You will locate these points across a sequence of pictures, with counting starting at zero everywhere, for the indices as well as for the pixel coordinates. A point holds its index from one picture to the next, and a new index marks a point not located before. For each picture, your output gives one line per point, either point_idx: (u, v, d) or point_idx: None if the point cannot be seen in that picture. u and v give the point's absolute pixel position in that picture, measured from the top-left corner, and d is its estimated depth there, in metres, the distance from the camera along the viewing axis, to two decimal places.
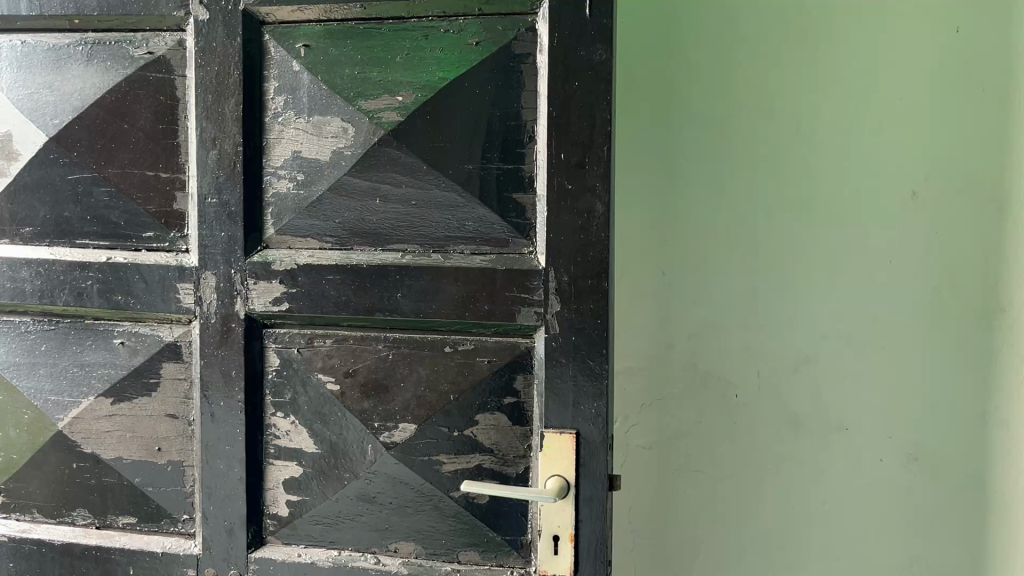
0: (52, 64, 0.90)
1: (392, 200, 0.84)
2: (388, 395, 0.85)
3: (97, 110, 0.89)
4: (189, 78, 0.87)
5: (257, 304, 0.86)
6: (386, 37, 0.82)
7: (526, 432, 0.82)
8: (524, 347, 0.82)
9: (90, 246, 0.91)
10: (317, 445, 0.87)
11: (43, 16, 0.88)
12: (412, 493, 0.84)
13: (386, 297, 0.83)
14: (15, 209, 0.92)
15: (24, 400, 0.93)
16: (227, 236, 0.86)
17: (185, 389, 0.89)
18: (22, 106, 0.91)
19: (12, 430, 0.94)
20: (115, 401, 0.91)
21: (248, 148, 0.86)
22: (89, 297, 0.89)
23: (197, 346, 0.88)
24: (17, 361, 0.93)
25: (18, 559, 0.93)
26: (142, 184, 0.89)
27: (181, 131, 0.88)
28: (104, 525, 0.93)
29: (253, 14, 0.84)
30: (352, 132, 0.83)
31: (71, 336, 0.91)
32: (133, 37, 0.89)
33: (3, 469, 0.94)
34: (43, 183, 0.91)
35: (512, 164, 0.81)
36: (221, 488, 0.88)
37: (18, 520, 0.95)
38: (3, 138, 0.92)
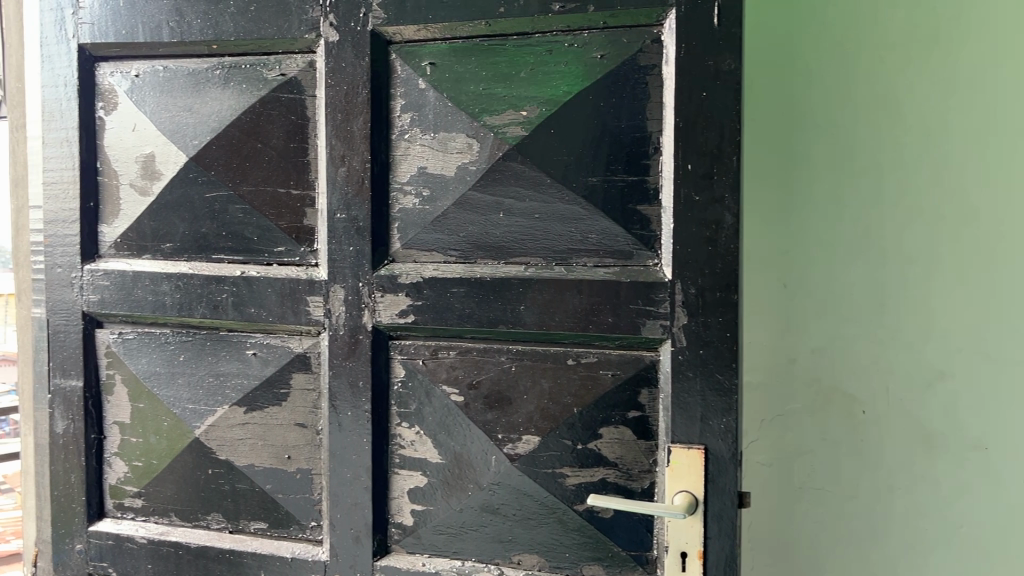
0: (191, 88, 0.95)
1: (515, 214, 0.84)
2: (511, 407, 0.85)
3: (232, 131, 0.93)
4: (319, 98, 0.90)
5: (384, 316, 0.88)
6: (509, 54, 0.83)
7: (651, 446, 0.81)
8: (649, 360, 0.81)
9: (225, 261, 0.95)
10: (441, 456, 0.88)
11: (184, 42, 0.93)
12: (535, 506, 0.84)
13: (509, 309, 0.83)
14: (157, 226, 0.97)
15: (164, 408, 0.98)
16: (354, 250, 0.89)
17: (314, 399, 0.92)
18: (164, 127, 0.96)
19: (152, 436, 0.99)
20: (247, 410, 0.95)
21: (376, 165, 0.88)
22: (223, 310, 0.93)
23: (325, 356, 0.91)
24: (157, 371, 0.98)
25: (156, 560, 0.97)
26: (275, 201, 0.93)
27: (312, 149, 0.91)
28: (237, 529, 0.96)
29: (381, 34, 0.87)
30: (477, 148, 0.85)
31: (207, 347, 0.95)
32: (267, 60, 0.92)
33: (144, 473, 1.00)
34: (182, 201, 0.96)
35: (637, 176, 0.81)
36: (347, 496, 0.90)
37: (157, 523, 0.99)
38: (147, 158, 0.97)
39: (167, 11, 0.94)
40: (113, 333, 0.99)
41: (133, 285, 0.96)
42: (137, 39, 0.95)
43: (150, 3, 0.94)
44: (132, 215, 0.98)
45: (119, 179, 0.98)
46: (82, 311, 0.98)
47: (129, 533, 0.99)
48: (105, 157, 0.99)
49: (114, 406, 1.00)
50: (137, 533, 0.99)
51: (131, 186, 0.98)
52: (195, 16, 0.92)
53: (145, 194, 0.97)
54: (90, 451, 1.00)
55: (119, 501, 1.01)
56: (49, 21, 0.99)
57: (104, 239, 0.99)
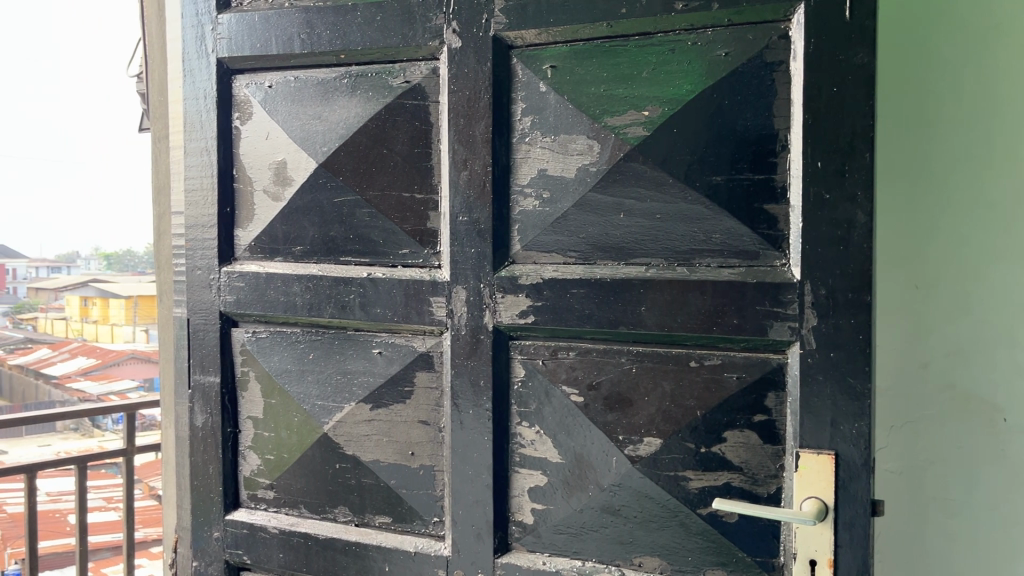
0: (320, 97, 0.99)
1: (637, 215, 0.84)
2: (632, 409, 0.85)
3: (358, 137, 0.97)
4: (442, 103, 0.92)
5: (504, 317, 0.89)
6: (631, 54, 0.83)
7: (778, 451, 0.79)
8: (776, 363, 0.79)
9: (352, 263, 0.98)
10: (561, 456, 0.88)
11: (314, 53, 0.98)
12: (657, 508, 0.84)
13: (630, 310, 0.83)
14: (288, 230, 1.02)
15: (294, 404, 1.02)
16: (476, 252, 0.90)
17: (436, 397, 0.94)
18: (295, 135, 1.00)
19: (283, 431, 1.03)
20: (372, 407, 0.98)
21: (497, 168, 0.89)
22: (350, 310, 0.97)
23: (447, 356, 0.93)
24: (288, 368, 1.02)
25: (288, 550, 1.03)
26: (399, 205, 0.96)
27: (434, 154, 0.93)
28: (362, 523, 0.99)
29: (503, 39, 0.88)
30: (597, 149, 0.85)
31: (335, 346, 0.99)
32: (392, 68, 0.95)
33: (275, 467, 1.05)
34: (311, 206, 1.00)
35: (764, 175, 0.79)
36: (469, 493, 0.92)
37: (288, 514, 1.04)
38: (279, 165, 1.02)
39: (299, 23, 0.98)
40: (247, 332, 1.05)
41: (267, 286, 1.01)
42: (271, 52, 1.00)
43: (282, 17, 1.00)
44: (265, 220, 1.03)
45: (253, 186, 1.04)
46: (219, 311, 1.05)
47: (262, 523, 1.05)
48: (241, 165, 1.04)
49: (248, 401, 1.06)
50: (269, 522, 1.04)
51: (264, 193, 1.03)
52: (324, 27, 0.97)
53: (277, 199, 1.02)
54: (226, 445, 1.07)
55: (252, 492, 1.07)
56: (192, 38, 1.06)
57: (240, 242, 1.05)
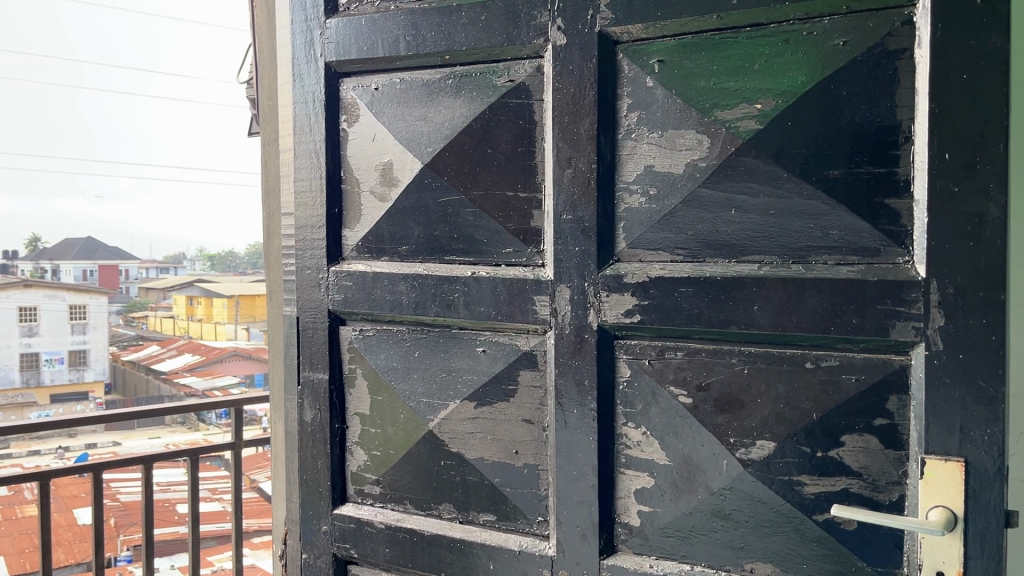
0: (425, 98, 1.00)
1: (748, 211, 0.82)
2: (743, 411, 0.82)
3: (463, 137, 0.97)
4: (546, 101, 0.92)
5: (610, 315, 0.88)
6: (741, 46, 0.81)
7: (901, 456, 0.75)
8: (899, 365, 0.75)
9: (456, 262, 0.99)
10: (668, 458, 0.87)
11: (420, 54, 0.99)
12: (769, 513, 0.81)
13: (741, 309, 0.81)
14: (394, 230, 1.04)
15: (400, 401, 1.04)
16: (581, 250, 0.90)
17: (540, 396, 0.94)
18: (400, 136, 1.02)
19: (389, 428, 1.05)
20: (477, 405, 0.98)
21: (602, 166, 0.88)
22: (455, 309, 0.98)
23: (551, 355, 0.92)
24: (394, 365, 1.04)
25: (394, 545, 1.04)
26: (503, 204, 0.96)
27: (538, 152, 0.93)
28: (467, 520, 1.00)
29: (608, 35, 0.87)
30: (707, 144, 0.83)
31: (439, 344, 1.00)
32: (496, 67, 0.96)
33: (381, 462, 1.06)
34: (416, 206, 1.01)
35: (885, 168, 0.75)
36: (573, 493, 0.91)
37: (394, 509, 1.06)
38: (384, 166, 1.03)
39: (405, 26, 1.00)
40: (355, 330, 1.07)
41: (373, 285, 1.03)
42: (378, 55, 1.02)
43: (389, 20, 1.02)
44: (372, 220, 1.05)
45: (360, 187, 1.06)
46: (328, 310, 1.08)
47: (368, 518, 1.07)
48: (348, 167, 1.07)
49: (354, 398, 1.08)
50: (375, 517, 1.06)
51: (370, 193, 1.05)
52: (430, 29, 0.98)
53: (383, 200, 1.04)
54: (334, 440, 1.09)
55: (359, 488, 1.09)
56: (302, 45, 1.10)
57: (347, 243, 1.07)
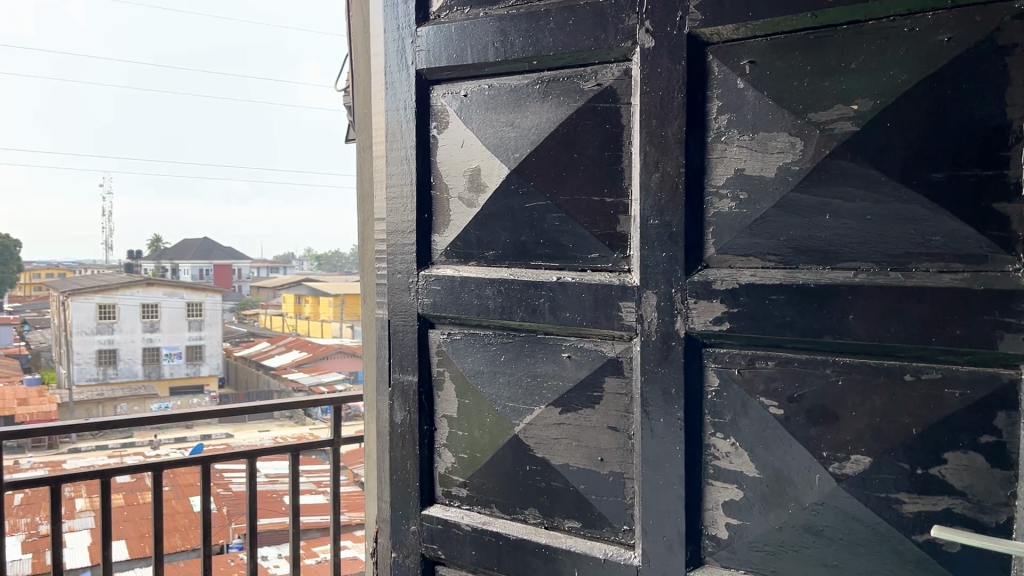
0: (512, 103, 1.00)
1: (844, 216, 0.78)
2: (837, 424, 0.79)
3: (549, 142, 0.97)
4: (634, 104, 0.91)
5: (698, 323, 0.86)
6: (837, 45, 0.77)
7: (1009, 477, 0.70)
8: (1008, 379, 0.70)
9: (542, 267, 0.99)
10: (758, 470, 0.84)
11: (508, 60, 1.00)
12: (864, 531, 0.78)
13: (836, 319, 0.78)
14: (482, 235, 1.04)
15: (486, 405, 1.04)
16: (668, 256, 0.88)
17: (626, 404, 0.93)
18: (488, 142, 1.03)
19: (476, 431, 1.06)
20: (562, 410, 0.98)
21: (691, 170, 0.86)
22: (540, 313, 0.98)
23: (637, 362, 0.91)
24: (481, 369, 1.05)
25: (480, 548, 1.06)
26: (590, 209, 0.95)
27: (625, 156, 0.92)
28: (552, 526, 1.00)
29: (697, 37, 0.85)
30: (800, 147, 0.80)
31: (525, 349, 1.00)
32: (583, 71, 0.95)
33: (468, 465, 1.08)
34: (504, 211, 1.02)
35: (994, 170, 0.70)
36: (659, 503, 0.90)
37: (480, 512, 1.07)
38: (473, 171, 1.05)
39: (493, 32, 1.01)
40: (443, 333, 1.09)
41: (461, 290, 1.05)
42: (467, 61, 1.04)
43: (478, 27, 1.03)
44: (459, 225, 1.07)
45: (449, 193, 1.07)
46: (417, 313, 1.10)
47: (455, 520, 1.08)
48: (438, 173, 1.09)
49: (443, 400, 1.10)
50: (462, 520, 1.08)
51: (459, 199, 1.06)
52: (518, 35, 0.99)
53: (472, 205, 1.05)
54: (423, 442, 1.11)
55: (447, 490, 1.10)
56: (394, 52, 1.13)
57: (437, 248, 1.09)
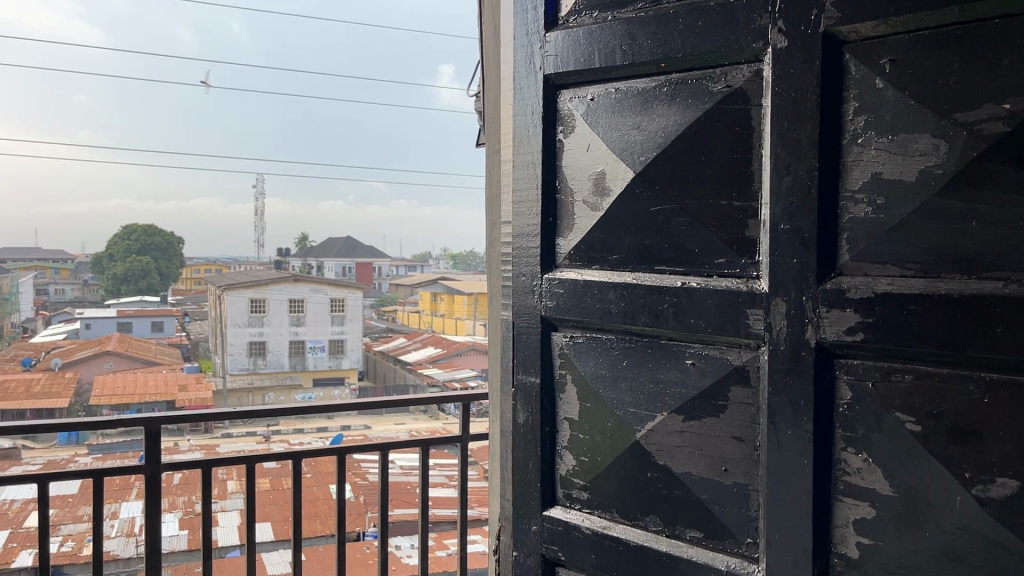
0: (640, 106, 1.00)
1: (992, 222, 0.72)
2: (981, 444, 0.73)
3: (676, 145, 0.96)
4: (765, 106, 0.88)
5: (829, 332, 0.83)
6: (988, 40, 0.72)
7: None
8: None
9: (666, 272, 0.98)
10: (893, 488, 0.79)
11: (636, 63, 1.00)
12: (1010, 561, 0.71)
13: (982, 331, 0.72)
14: (606, 239, 1.05)
15: (608, 409, 1.04)
16: (799, 262, 0.85)
17: (752, 414, 0.90)
18: (614, 146, 1.03)
19: (597, 435, 1.06)
20: (685, 418, 0.96)
21: (824, 174, 0.83)
22: (664, 319, 0.97)
23: (764, 372, 0.88)
24: (604, 373, 1.05)
25: (600, 552, 1.06)
26: (716, 213, 0.93)
27: (754, 160, 0.89)
28: (673, 535, 0.99)
29: (835, 35, 0.82)
30: (944, 149, 0.74)
31: (648, 354, 1.00)
32: (713, 73, 0.93)
33: (589, 469, 1.08)
34: (628, 216, 1.01)
35: None
36: (786, 517, 0.86)
37: (601, 516, 1.07)
38: (598, 175, 1.05)
39: (621, 36, 1.01)
40: (565, 336, 1.10)
41: (584, 293, 1.06)
42: (595, 66, 1.05)
43: (606, 31, 1.03)
44: (584, 229, 1.07)
45: (574, 197, 1.08)
46: (540, 315, 1.13)
47: (576, 522, 1.09)
48: (564, 176, 1.10)
49: (564, 403, 1.11)
50: (583, 522, 1.08)
51: (584, 203, 1.07)
52: (646, 38, 0.98)
53: (596, 209, 1.05)
54: (545, 443, 1.13)
55: (568, 492, 1.11)
56: (523, 58, 1.16)
57: (560, 250, 1.11)
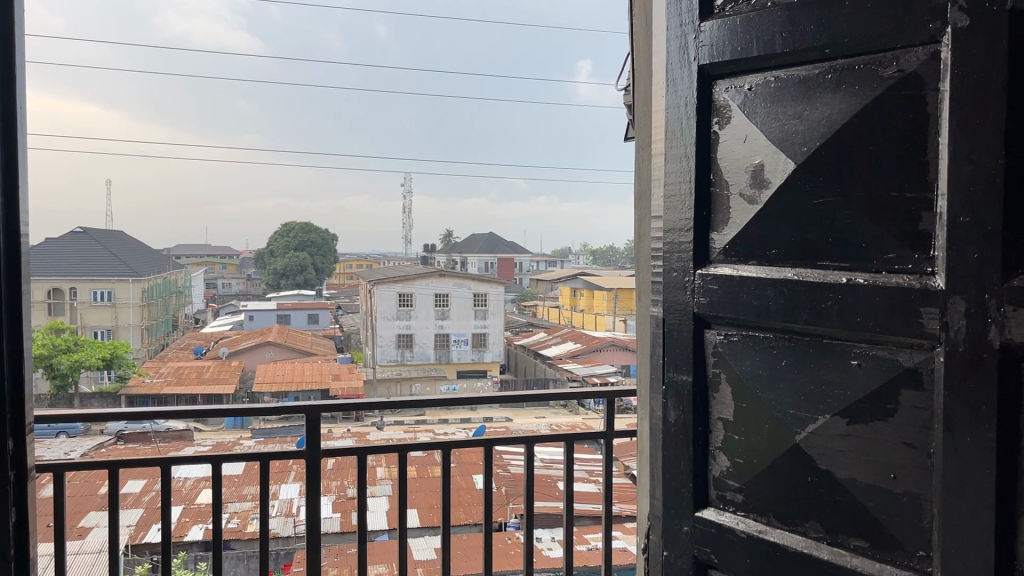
0: (801, 95, 0.96)
1: None
2: None
3: (840, 135, 0.91)
4: (943, 90, 0.81)
5: (1016, 333, 0.74)
6: None
7: None
8: None
9: (829, 268, 0.94)
10: None
11: (798, 51, 0.96)
12: None
13: None
14: (764, 234, 1.01)
15: (765, 410, 1.01)
16: (981, 258, 0.77)
17: (925, 419, 0.84)
18: (772, 136, 0.99)
19: (754, 436, 1.03)
20: (849, 421, 0.91)
21: (1010, 160, 0.75)
22: (827, 317, 0.93)
23: (940, 375, 0.82)
24: (761, 373, 1.02)
25: (755, 556, 1.03)
26: (886, 205, 0.88)
27: (929, 148, 0.83)
28: (835, 543, 0.94)
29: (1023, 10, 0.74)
30: None
31: (809, 353, 0.96)
32: (883, 57, 0.88)
33: (744, 470, 1.05)
34: (789, 209, 0.97)
35: None
36: (963, 531, 0.79)
37: (756, 519, 1.04)
38: (755, 168, 1.01)
39: (781, 23, 0.98)
40: (719, 334, 1.08)
41: (740, 290, 1.03)
42: (752, 54, 1.02)
43: (765, 18, 1.00)
44: (740, 223, 1.05)
45: (729, 190, 1.05)
46: (692, 313, 1.11)
47: (729, 525, 1.07)
48: (718, 169, 1.07)
49: (719, 402, 1.08)
50: (737, 526, 1.06)
51: (740, 196, 1.04)
52: (809, 23, 0.95)
53: (753, 203, 1.02)
54: (698, 442, 1.11)
55: (722, 493, 1.09)
56: (677, 49, 1.14)
57: (714, 245, 1.09)
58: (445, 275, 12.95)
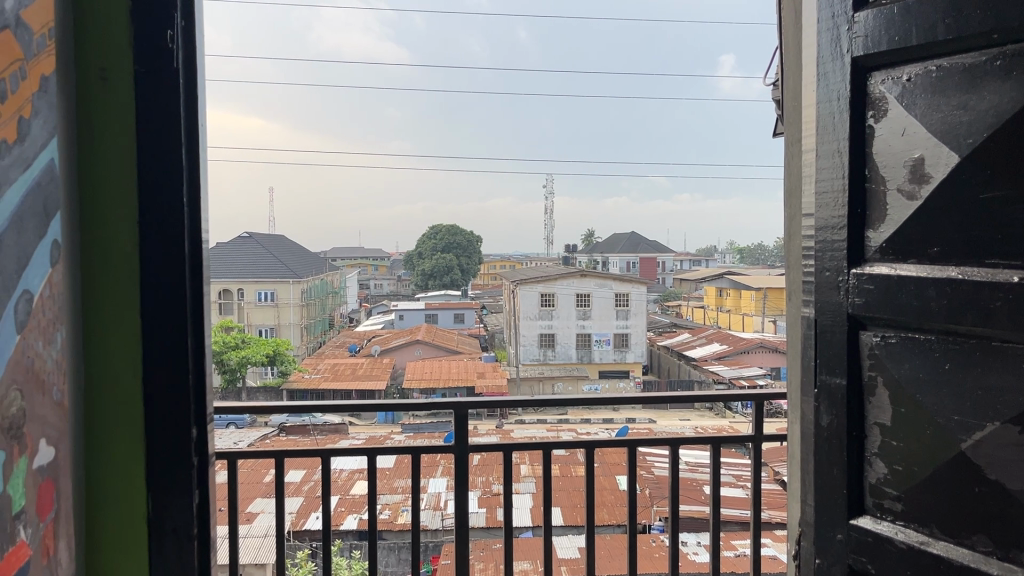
0: (967, 84, 0.91)
1: None
2: None
3: (1010, 125, 0.85)
4: None
5: None
6: None
7: None
8: None
9: (997, 267, 0.88)
10: None
11: (962, 38, 0.91)
12: None
13: None
14: (925, 232, 0.96)
15: (926, 416, 0.96)
16: None
17: None
18: (934, 128, 0.94)
19: (914, 442, 0.98)
20: (1022, 430, 0.85)
21: None
22: (995, 319, 0.87)
23: None
24: (922, 377, 0.97)
25: (916, 568, 0.98)
26: None
27: None
28: (1007, 558, 0.88)
29: None
30: None
31: (976, 357, 0.90)
32: None
33: (904, 478, 1.01)
34: (952, 204, 0.92)
35: None
36: None
37: (916, 530, 0.99)
38: (915, 162, 0.97)
39: (943, 9, 0.93)
40: (875, 335, 1.04)
41: (898, 289, 0.99)
42: (912, 43, 0.97)
43: (925, 5, 0.96)
44: (899, 220, 1.00)
45: (887, 185, 1.01)
46: (847, 314, 1.07)
47: (887, 535, 1.02)
48: (874, 165, 1.03)
49: (875, 407, 1.04)
50: (895, 536, 1.01)
51: (898, 191, 1.00)
52: (974, 8, 0.89)
53: (913, 199, 0.98)
54: (853, 448, 1.07)
55: (879, 501, 1.04)
56: (828, 42, 1.11)
57: (870, 243, 1.05)
58: (586, 275, 12.97)
